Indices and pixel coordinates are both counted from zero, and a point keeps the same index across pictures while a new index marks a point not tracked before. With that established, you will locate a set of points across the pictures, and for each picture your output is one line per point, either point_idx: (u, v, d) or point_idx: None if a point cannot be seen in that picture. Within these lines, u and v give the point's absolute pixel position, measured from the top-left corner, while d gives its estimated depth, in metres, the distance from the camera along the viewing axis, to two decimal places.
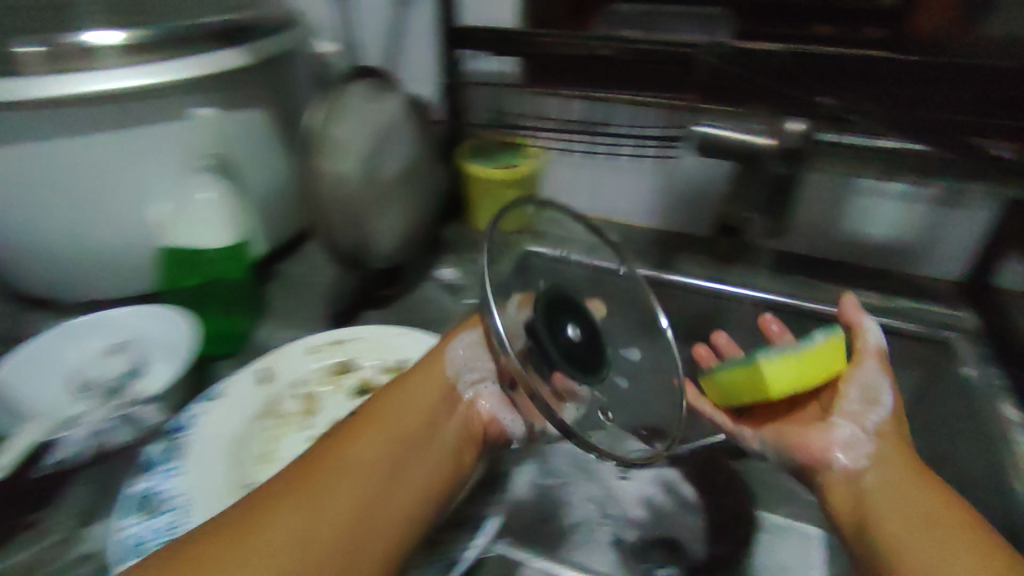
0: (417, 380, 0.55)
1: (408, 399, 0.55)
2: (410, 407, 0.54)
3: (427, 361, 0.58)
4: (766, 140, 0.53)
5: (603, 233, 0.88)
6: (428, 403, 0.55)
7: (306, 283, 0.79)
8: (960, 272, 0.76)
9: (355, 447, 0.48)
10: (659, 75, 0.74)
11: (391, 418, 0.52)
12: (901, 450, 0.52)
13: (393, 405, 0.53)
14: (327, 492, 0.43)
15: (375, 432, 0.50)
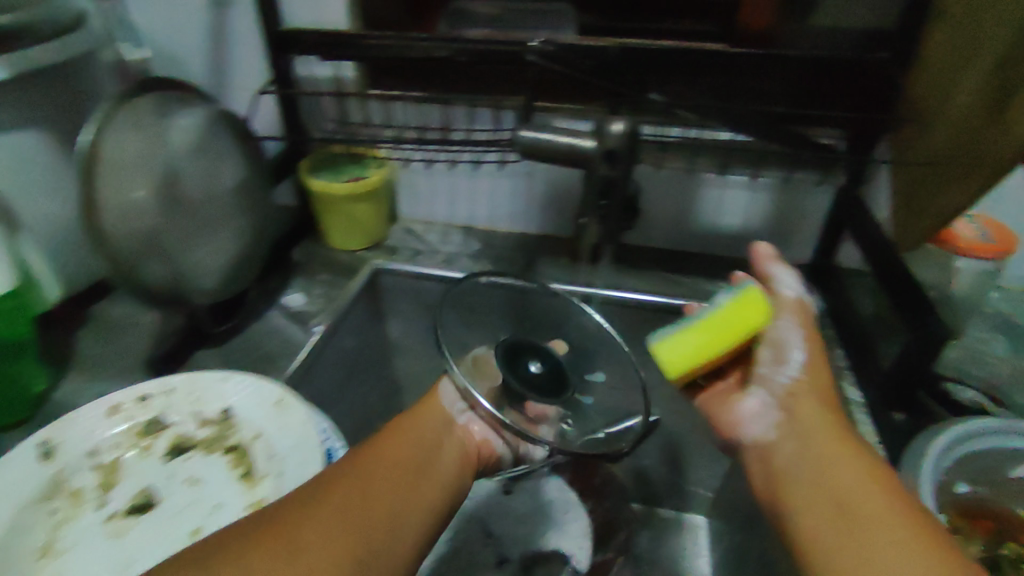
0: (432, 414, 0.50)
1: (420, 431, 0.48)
2: (417, 437, 0.47)
3: (443, 407, 0.51)
4: (590, 143, 0.50)
5: (466, 241, 0.84)
6: (428, 437, 0.47)
7: (123, 324, 0.68)
8: (805, 256, 0.79)
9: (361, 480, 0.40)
10: (498, 75, 0.70)
11: (401, 449, 0.45)
12: (828, 411, 0.45)
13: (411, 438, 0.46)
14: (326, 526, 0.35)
15: (374, 459, 0.42)
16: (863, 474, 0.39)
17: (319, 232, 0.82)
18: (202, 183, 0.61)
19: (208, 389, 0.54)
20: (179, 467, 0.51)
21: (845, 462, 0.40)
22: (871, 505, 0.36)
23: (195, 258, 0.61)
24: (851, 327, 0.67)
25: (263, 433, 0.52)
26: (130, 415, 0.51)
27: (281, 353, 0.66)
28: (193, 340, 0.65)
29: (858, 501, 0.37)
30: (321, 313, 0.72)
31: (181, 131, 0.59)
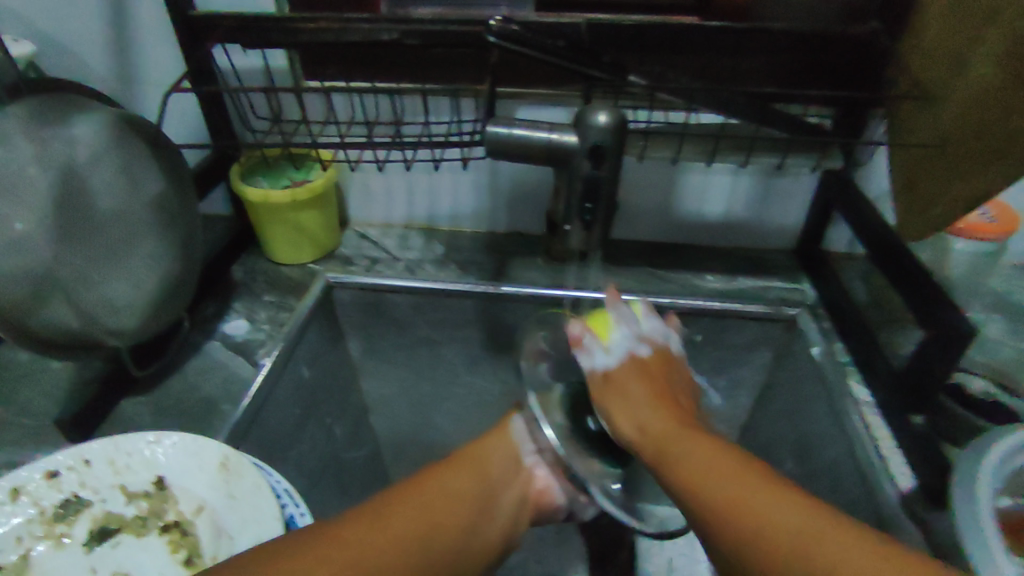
0: (499, 453, 0.49)
1: (489, 472, 0.47)
2: (487, 472, 0.47)
3: (511, 448, 0.50)
4: (571, 137, 0.43)
5: (428, 244, 0.76)
6: (494, 476, 0.47)
7: (31, 373, 0.58)
8: (790, 242, 0.74)
9: (464, 478, 0.45)
10: (459, 61, 0.63)
11: (482, 467, 0.47)
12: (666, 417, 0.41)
13: (483, 468, 0.47)
14: (446, 501, 0.42)
15: (462, 472, 0.45)
16: (722, 470, 0.34)
17: (261, 245, 0.73)
18: (106, 206, 0.50)
19: (134, 456, 0.45)
20: (104, 558, 0.43)
21: (704, 478, 0.34)
22: (767, 513, 0.31)
23: (106, 296, 0.51)
24: (847, 317, 0.62)
25: (205, 506, 0.43)
26: (36, 499, 0.42)
27: (226, 395, 0.57)
28: (116, 388, 0.56)
29: (745, 521, 0.31)
30: (269, 341, 0.62)
31: (72, 144, 0.48)
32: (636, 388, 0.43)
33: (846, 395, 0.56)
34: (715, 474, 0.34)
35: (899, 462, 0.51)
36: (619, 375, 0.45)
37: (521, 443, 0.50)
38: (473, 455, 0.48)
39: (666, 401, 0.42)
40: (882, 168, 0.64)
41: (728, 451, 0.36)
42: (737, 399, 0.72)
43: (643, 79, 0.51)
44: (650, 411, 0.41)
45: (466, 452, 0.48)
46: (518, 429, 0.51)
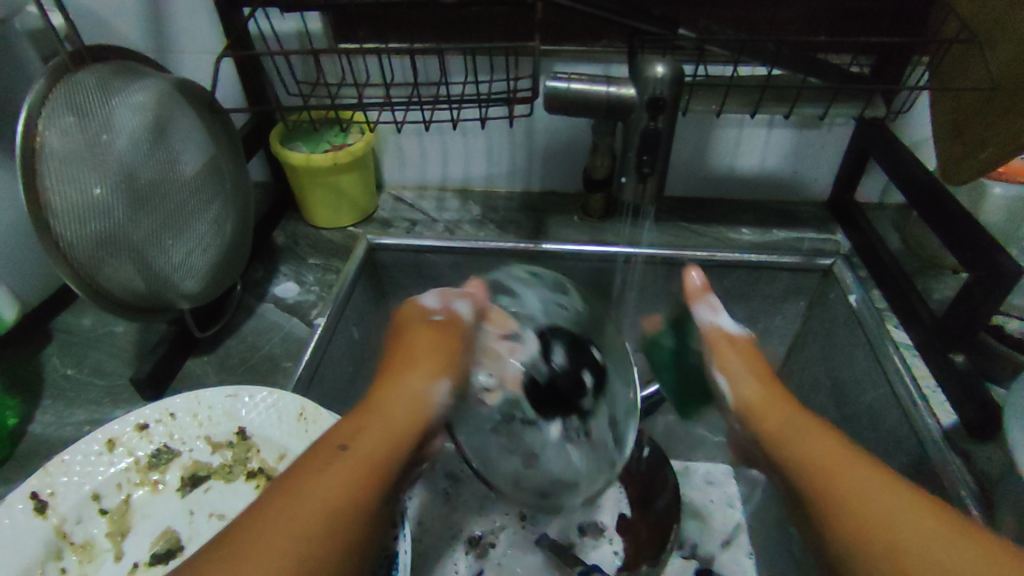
0: (410, 382, 0.41)
1: (416, 416, 0.40)
2: (428, 407, 0.40)
3: (452, 347, 0.44)
4: (630, 91, 0.46)
5: (464, 205, 0.77)
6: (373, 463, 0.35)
7: (96, 338, 0.61)
8: (822, 193, 0.75)
9: (372, 432, 0.37)
10: (494, 18, 0.63)
11: (408, 409, 0.39)
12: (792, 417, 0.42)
13: (399, 432, 0.38)
14: (366, 490, 0.34)
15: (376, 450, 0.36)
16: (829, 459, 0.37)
17: (300, 209, 0.74)
18: (165, 176, 0.51)
19: (215, 409, 0.47)
20: (199, 501, 0.45)
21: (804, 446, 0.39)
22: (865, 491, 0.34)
23: (171, 261, 0.53)
24: (884, 265, 0.63)
25: (288, 453, 0.45)
26: (131, 449, 0.45)
27: (286, 353, 0.59)
28: (183, 348, 0.58)
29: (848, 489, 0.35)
30: (321, 302, 0.64)
31: (131, 112, 0.48)
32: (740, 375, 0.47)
33: (885, 340, 0.57)
34: (832, 466, 0.36)
35: (941, 401, 0.53)
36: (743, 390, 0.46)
37: (458, 336, 0.46)
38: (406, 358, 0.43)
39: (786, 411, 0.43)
40: (923, 114, 0.65)
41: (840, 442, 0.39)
42: (770, 347, 0.73)
43: (694, 32, 0.54)
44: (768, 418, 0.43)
45: (373, 404, 0.39)
46: (462, 324, 0.47)
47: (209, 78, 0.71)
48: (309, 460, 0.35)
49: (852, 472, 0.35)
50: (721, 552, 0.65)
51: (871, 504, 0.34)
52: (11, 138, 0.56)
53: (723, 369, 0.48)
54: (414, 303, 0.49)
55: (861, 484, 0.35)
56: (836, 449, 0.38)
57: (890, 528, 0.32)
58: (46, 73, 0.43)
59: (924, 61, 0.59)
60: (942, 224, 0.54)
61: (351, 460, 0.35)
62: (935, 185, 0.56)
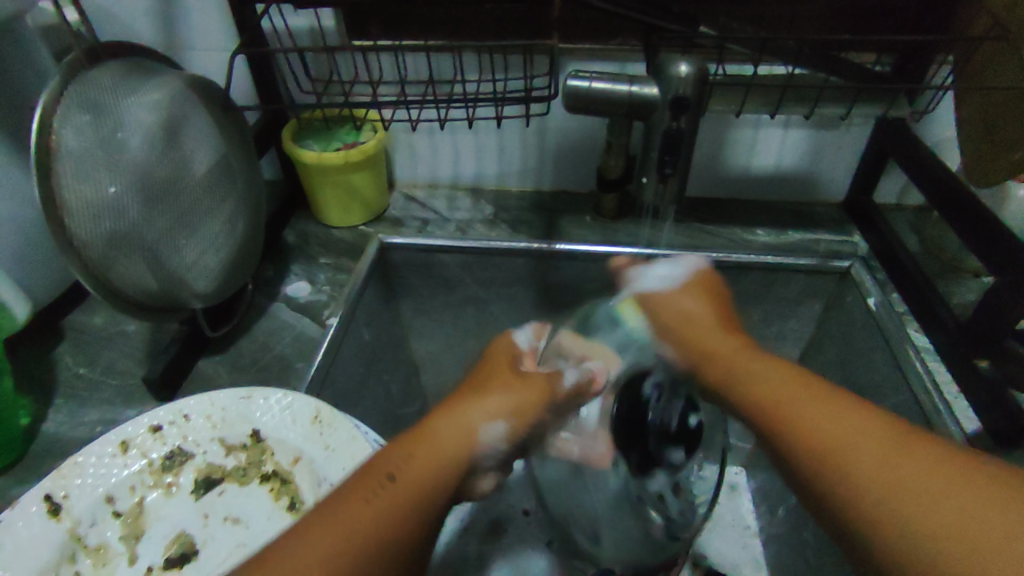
0: (470, 417, 0.34)
1: (467, 453, 0.33)
2: (485, 451, 0.34)
3: (538, 397, 0.36)
4: (652, 90, 0.45)
5: (476, 204, 0.76)
6: (421, 509, 0.31)
7: (108, 337, 0.60)
8: (839, 194, 0.74)
9: (415, 474, 0.32)
10: (509, 15, 0.62)
11: (461, 448, 0.33)
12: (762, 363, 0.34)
13: (449, 467, 0.33)
14: (418, 525, 0.31)
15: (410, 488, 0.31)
16: (810, 401, 0.31)
17: (311, 208, 0.73)
18: (178, 176, 0.51)
19: (229, 411, 0.47)
20: (213, 504, 0.45)
21: (790, 398, 0.31)
22: (853, 440, 0.28)
23: (185, 260, 0.52)
24: (904, 267, 0.62)
25: (302, 456, 0.45)
26: (144, 451, 0.44)
27: (298, 354, 0.59)
28: (194, 347, 0.58)
29: (829, 434, 0.29)
30: (332, 302, 0.63)
31: (144, 109, 0.48)
32: (693, 305, 0.42)
33: (907, 344, 0.56)
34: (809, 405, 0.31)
35: (964, 407, 0.53)
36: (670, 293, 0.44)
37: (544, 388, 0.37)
38: (475, 392, 0.36)
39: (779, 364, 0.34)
40: (946, 114, 0.63)
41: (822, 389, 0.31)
42: (785, 350, 0.72)
43: (714, 30, 0.53)
44: (734, 357, 0.36)
45: (421, 433, 0.34)
46: (559, 382, 0.38)
47: (222, 76, 0.70)
48: (351, 493, 0.31)
49: (795, 411, 0.31)
50: (734, 555, 0.65)
51: (845, 451, 0.28)
52: (23, 135, 0.56)
53: (658, 317, 0.43)
54: (506, 338, 0.42)
55: (827, 426, 0.29)
56: (834, 401, 0.30)
57: (881, 475, 0.26)
58: (60, 72, 0.43)
59: (950, 60, 0.59)
60: (966, 220, 0.53)
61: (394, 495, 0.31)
62: (957, 189, 0.55)
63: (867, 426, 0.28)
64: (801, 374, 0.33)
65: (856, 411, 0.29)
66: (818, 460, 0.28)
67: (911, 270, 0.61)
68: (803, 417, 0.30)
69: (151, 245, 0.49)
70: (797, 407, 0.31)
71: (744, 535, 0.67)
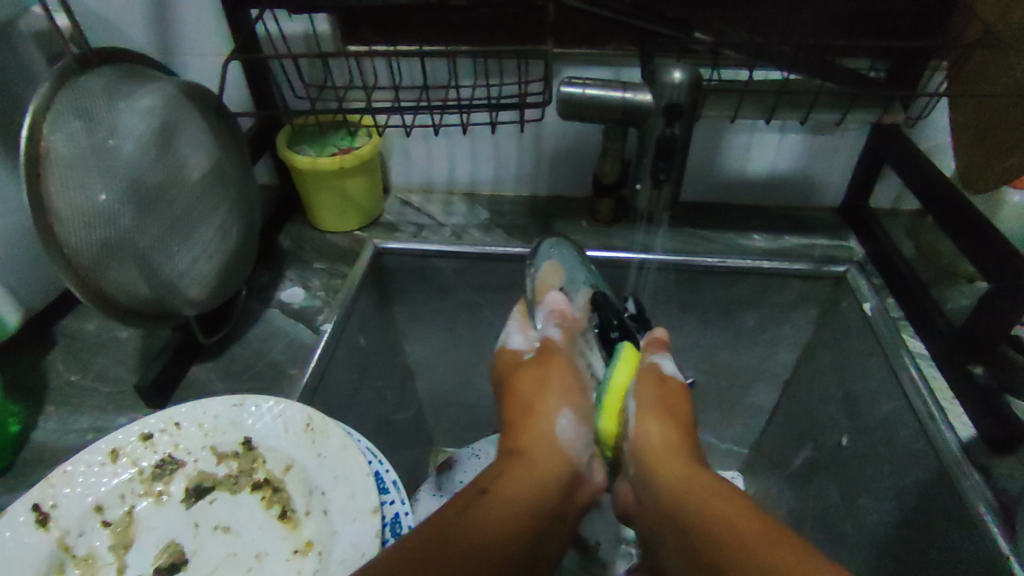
0: (543, 423, 0.41)
1: (562, 459, 0.39)
2: (569, 450, 0.40)
3: (569, 377, 0.44)
4: (646, 97, 0.46)
5: (471, 209, 0.76)
6: (530, 504, 0.35)
7: (100, 343, 0.60)
8: (834, 198, 0.74)
9: (513, 480, 0.36)
10: (502, 20, 0.62)
11: (552, 451, 0.39)
12: (675, 453, 0.39)
13: (549, 475, 0.38)
14: (530, 517, 0.35)
15: (517, 498, 0.35)
16: (686, 489, 0.36)
17: (306, 213, 0.73)
18: (171, 183, 0.50)
19: (221, 418, 0.46)
20: (204, 513, 0.45)
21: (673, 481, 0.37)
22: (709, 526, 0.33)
23: (178, 267, 0.52)
24: (900, 273, 0.62)
25: (294, 465, 0.44)
26: (135, 459, 0.44)
27: (291, 360, 0.59)
28: (187, 354, 0.57)
29: (697, 520, 0.34)
30: (326, 308, 0.63)
31: (137, 115, 0.48)
32: (648, 408, 0.41)
33: (903, 350, 0.56)
34: (719, 527, 0.33)
35: (959, 414, 0.52)
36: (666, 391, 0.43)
37: (574, 374, 0.45)
38: (531, 402, 0.42)
39: (675, 443, 0.39)
40: (941, 120, 0.64)
41: (693, 477, 0.37)
42: (781, 356, 0.72)
43: (709, 36, 0.53)
44: (657, 438, 0.40)
45: (515, 448, 0.39)
46: (558, 345, 0.47)
47: (217, 80, 0.70)
48: (455, 502, 0.35)
49: (676, 501, 0.36)
50: None
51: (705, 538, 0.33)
52: (16, 139, 0.55)
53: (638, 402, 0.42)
54: (503, 350, 0.50)
55: (695, 518, 0.34)
56: (705, 490, 0.35)
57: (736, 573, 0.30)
58: (52, 77, 0.43)
59: (942, 66, 0.59)
60: (970, 240, 0.52)
61: (503, 497, 0.35)
62: (959, 203, 0.54)
63: (736, 521, 0.32)
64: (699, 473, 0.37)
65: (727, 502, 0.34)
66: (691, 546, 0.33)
67: (907, 277, 0.61)
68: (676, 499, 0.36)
69: (143, 253, 0.49)
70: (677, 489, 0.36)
71: None
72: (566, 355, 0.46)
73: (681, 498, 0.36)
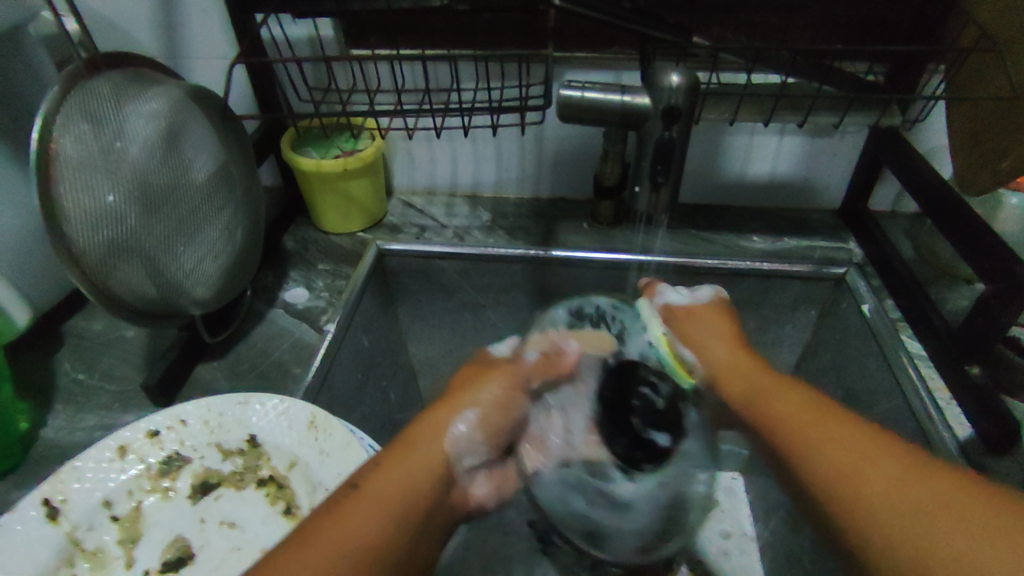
0: (443, 420, 0.38)
1: (446, 460, 0.36)
2: (459, 451, 0.37)
3: (507, 387, 0.41)
4: (644, 100, 0.46)
5: (474, 211, 0.77)
6: (405, 506, 0.33)
7: (108, 343, 0.61)
8: (834, 201, 0.74)
9: (391, 477, 0.34)
10: (504, 25, 0.63)
11: (438, 449, 0.36)
12: (744, 362, 0.41)
13: (432, 472, 0.35)
14: (402, 520, 0.32)
15: (395, 490, 0.33)
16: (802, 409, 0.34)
17: (310, 214, 0.74)
18: (175, 184, 0.51)
19: (226, 416, 0.47)
20: (210, 509, 0.45)
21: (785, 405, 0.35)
22: (830, 450, 0.31)
23: (183, 267, 0.53)
24: (899, 274, 0.62)
25: (299, 462, 0.45)
26: (142, 455, 0.45)
27: (296, 360, 0.59)
28: (193, 353, 0.58)
29: (819, 444, 0.31)
30: (330, 308, 0.64)
31: (143, 117, 0.49)
32: (702, 334, 0.46)
33: (900, 351, 0.56)
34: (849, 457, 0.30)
35: (958, 415, 0.53)
36: (697, 316, 0.47)
37: (517, 383, 0.42)
38: (451, 401, 0.39)
39: (751, 364, 0.41)
40: (939, 123, 0.64)
41: (807, 402, 0.35)
42: (781, 357, 0.73)
43: (708, 40, 0.54)
44: (720, 358, 0.43)
45: (404, 439, 0.37)
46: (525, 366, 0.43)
47: (222, 84, 0.71)
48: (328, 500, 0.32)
49: (790, 428, 0.34)
50: (729, 562, 0.65)
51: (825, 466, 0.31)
52: (25, 141, 0.56)
53: (686, 338, 0.46)
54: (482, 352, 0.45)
55: (819, 441, 0.32)
56: (819, 416, 0.33)
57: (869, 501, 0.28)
58: (61, 81, 0.44)
59: (942, 70, 0.59)
60: (960, 229, 0.54)
61: (368, 500, 0.32)
62: (949, 196, 0.55)
63: (874, 451, 0.30)
64: (782, 379, 0.38)
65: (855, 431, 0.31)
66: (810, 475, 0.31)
67: (904, 278, 0.62)
68: (785, 418, 0.34)
69: (147, 253, 0.49)
70: (786, 412, 0.35)
71: (740, 542, 0.67)
72: (518, 374, 0.42)
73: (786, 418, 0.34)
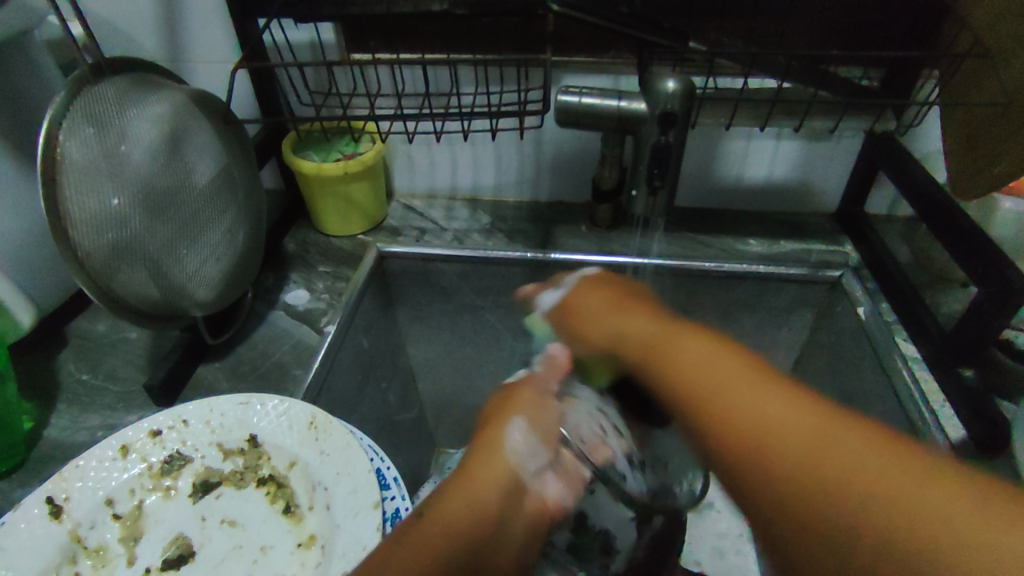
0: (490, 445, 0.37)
1: (508, 477, 0.36)
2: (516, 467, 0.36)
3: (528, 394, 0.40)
4: (641, 105, 0.47)
5: (473, 214, 0.77)
6: (464, 536, 0.33)
7: (110, 344, 0.61)
8: (831, 205, 0.75)
9: (449, 510, 0.34)
10: (503, 30, 0.64)
11: (493, 471, 0.36)
12: (661, 332, 0.38)
13: (492, 494, 0.35)
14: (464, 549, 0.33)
15: (452, 521, 0.33)
16: (741, 392, 0.31)
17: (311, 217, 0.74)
18: (179, 188, 0.52)
19: (228, 416, 0.47)
20: (210, 507, 0.46)
21: (745, 401, 0.30)
22: (792, 451, 0.28)
23: (186, 269, 0.53)
24: (895, 278, 0.63)
25: (298, 461, 0.45)
26: (143, 455, 0.45)
27: (296, 361, 0.60)
28: (195, 354, 0.59)
29: (773, 438, 0.29)
30: (331, 310, 0.65)
31: (146, 122, 0.49)
32: (599, 318, 0.43)
33: (895, 354, 0.57)
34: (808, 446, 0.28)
35: (950, 416, 0.53)
36: (586, 307, 0.45)
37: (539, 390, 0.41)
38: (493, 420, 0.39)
39: (667, 338, 0.37)
40: (934, 128, 0.65)
41: (753, 382, 0.31)
42: (778, 359, 0.73)
43: (704, 46, 0.54)
44: (634, 335, 0.39)
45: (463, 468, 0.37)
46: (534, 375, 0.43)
47: (225, 87, 0.72)
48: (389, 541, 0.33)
49: (737, 412, 0.30)
50: (724, 563, 0.66)
51: (784, 462, 0.28)
52: (31, 145, 0.57)
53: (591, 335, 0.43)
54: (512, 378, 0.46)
55: (776, 439, 0.29)
56: (763, 390, 0.31)
57: (851, 504, 0.25)
58: (66, 88, 0.44)
59: (936, 76, 0.60)
60: (948, 235, 0.55)
61: (430, 538, 0.33)
62: (942, 203, 0.56)
63: (837, 437, 0.27)
64: (719, 348, 0.34)
65: (817, 419, 0.28)
66: (773, 479, 0.28)
67: (900, 282, 0.62)
68: (735, 411, 0.30)
69: (153, 256, 0.50)
70: (734, 403, 0.31)
71: (736, 542, 0.67)
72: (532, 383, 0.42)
73: (770, 439, 0.29)
